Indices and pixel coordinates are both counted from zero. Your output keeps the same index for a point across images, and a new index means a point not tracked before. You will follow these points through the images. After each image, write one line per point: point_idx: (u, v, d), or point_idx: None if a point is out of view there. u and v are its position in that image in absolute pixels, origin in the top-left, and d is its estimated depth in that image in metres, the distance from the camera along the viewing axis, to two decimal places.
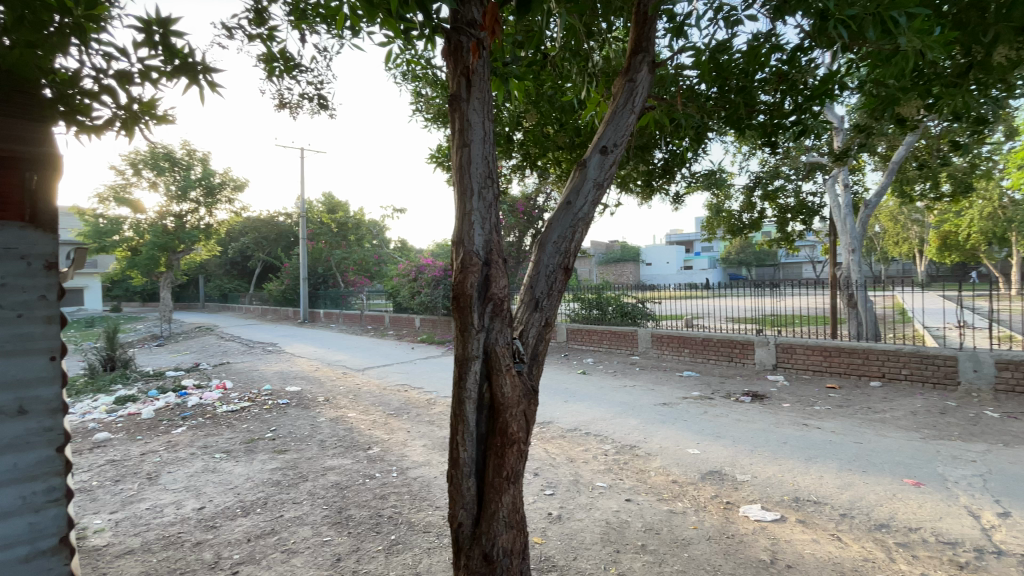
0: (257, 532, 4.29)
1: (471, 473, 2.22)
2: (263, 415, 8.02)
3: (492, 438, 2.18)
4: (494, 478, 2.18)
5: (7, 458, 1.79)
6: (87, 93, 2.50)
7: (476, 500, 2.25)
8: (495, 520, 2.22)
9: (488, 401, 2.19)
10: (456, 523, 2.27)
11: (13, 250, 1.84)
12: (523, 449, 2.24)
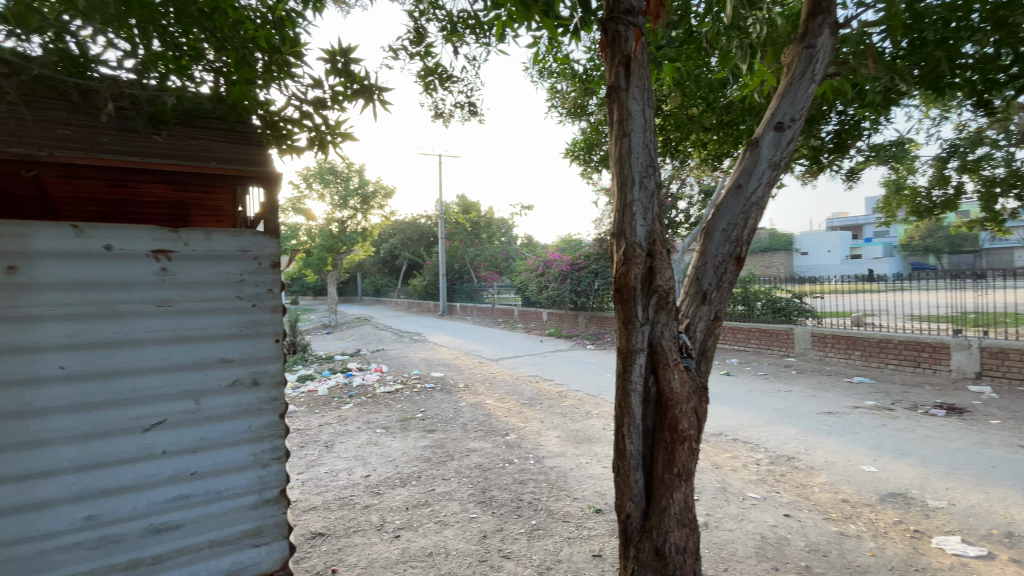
0: (413, 502, 4.78)
1: (638, 466, 2.21)
2: (413, 397, 8.87)
3: (661, 433, 2.14)
4: (664, 474, 2.14)
5: (245, 421, 2.20)
6: (292, 121, 3.10)
7: (645, 494, 2.23)
8: (666, 515, 2.17)
9: (654, 395, 2.16)
10: (624, 515, 2.27)
11: (248, 254, 2.24)
12: (694, 446, 2.17)
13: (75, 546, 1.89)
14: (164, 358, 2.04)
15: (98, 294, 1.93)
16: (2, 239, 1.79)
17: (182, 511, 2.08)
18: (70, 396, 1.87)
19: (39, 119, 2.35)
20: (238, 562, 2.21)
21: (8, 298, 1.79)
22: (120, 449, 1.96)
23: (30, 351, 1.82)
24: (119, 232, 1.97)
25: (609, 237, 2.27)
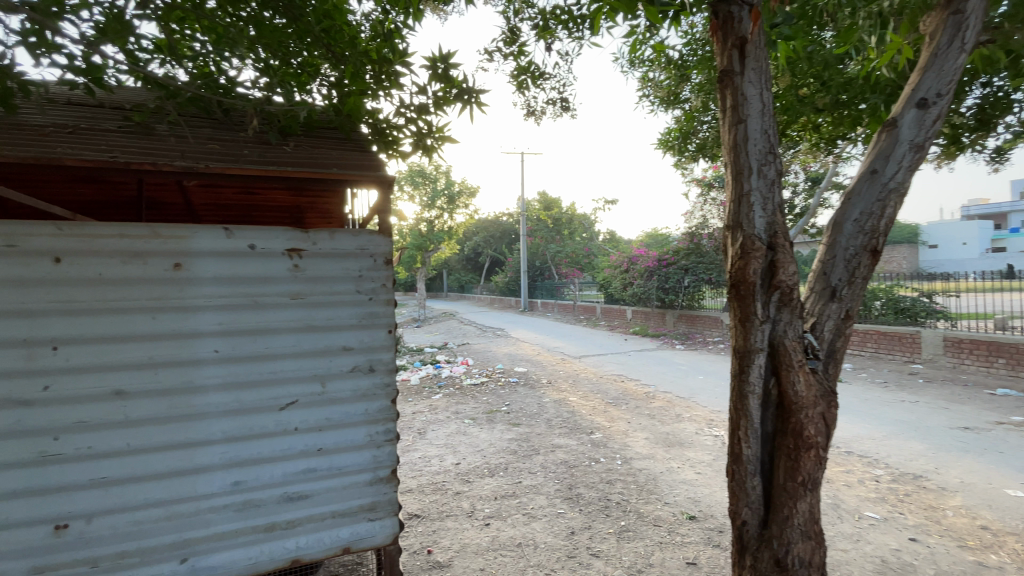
0: (502, 492, 4.90)
1: (756, 473, 2.09)
2: (498, 390, 9.09)
3: (783, 439, 2.01)
4: (786, 482, 2.01)
5: (362, 404, 2.40)
6: (398, 126, 3.31)
7: (763, 502, 2.11)
8: (789, 527, 2.04)
9: (775, 398, 2.04)
10: (739, 522, 2.17)
11: (365, 251, 2.42)
12: (822, 455, 2.02)
13: (225, 507, 2.16)
14: (296, 344, 2.27)
15: (244, 287, 2.20)
16: (172, 241, 2.10)
17: (310, 483, 2.30)
18: (222, 376, 2.15)
19: (194, 137, 2.66)
20: (356, 533, 2.40)
21: (175, 290, 2.10)
22: (261, 424, 2.21)
23: (192, 337, 2.11)
24: (260, 233, 2.22)
25: (723, 229, 2.17)
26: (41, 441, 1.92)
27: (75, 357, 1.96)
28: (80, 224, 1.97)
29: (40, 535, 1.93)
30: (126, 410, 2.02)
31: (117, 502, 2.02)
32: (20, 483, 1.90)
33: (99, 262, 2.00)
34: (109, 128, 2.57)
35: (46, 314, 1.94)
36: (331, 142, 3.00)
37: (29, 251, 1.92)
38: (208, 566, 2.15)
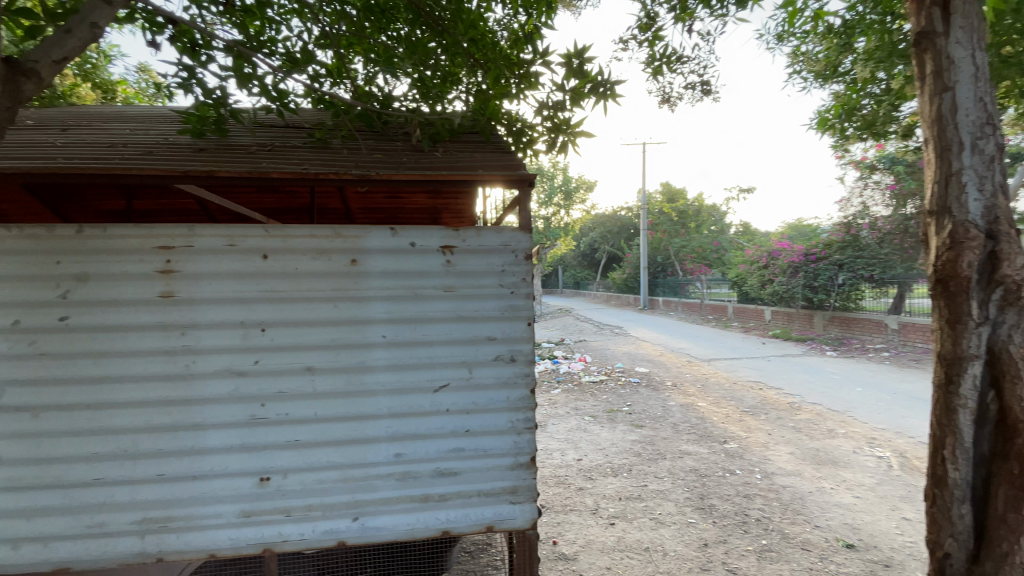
0: (626, 494, 4.79)
1: (965, 499, 2.01)
2: (620, 390, 8.89)
3: (1003, 462, 1.90)
4: (1007, 512, 1.88)
5: (505, 391, 2.52)
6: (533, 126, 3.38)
7: (975, 533, 2.00)
8: (1008, 565, 1.88)
9: (994, 414, 1.94)
10: (943, 553, 2.06)
11: (508, 247, 2.53)
12: None
13: (388, 476, 2.43)
14: (447, 333, 2.47)
15: (405, 281, 2.44)
16: (349, 240, 2.41)
17: (458, 462, 2.49)
18: (387, 359, 2.42)
19: (361, 150, 2.97)
20: (499, 514, 2.54)
21: (351, 283, 2.40)
22: (418, 404, 2.45)
23: (363, 323, 2.41)
24: (419, 231, 2.45)
25: (923, 215, 2.16)
26: (253, 406, 2.34)
27: (277, 338, 2.36)
28: (282, 227, 2.35)
29: (251, 483, 2.34)
30: (314, 384, 2.38)
31: (306, 462, 2.37)
32: (238, 439, 2.33)
33: (295, 258, 2.38)
34: (296, 146, 3.00)
35: (258, 301, 2.35)
36: (476, 146, 3.20)
37: (246, 250, 2.35)
38: (375, 526, 2.43)
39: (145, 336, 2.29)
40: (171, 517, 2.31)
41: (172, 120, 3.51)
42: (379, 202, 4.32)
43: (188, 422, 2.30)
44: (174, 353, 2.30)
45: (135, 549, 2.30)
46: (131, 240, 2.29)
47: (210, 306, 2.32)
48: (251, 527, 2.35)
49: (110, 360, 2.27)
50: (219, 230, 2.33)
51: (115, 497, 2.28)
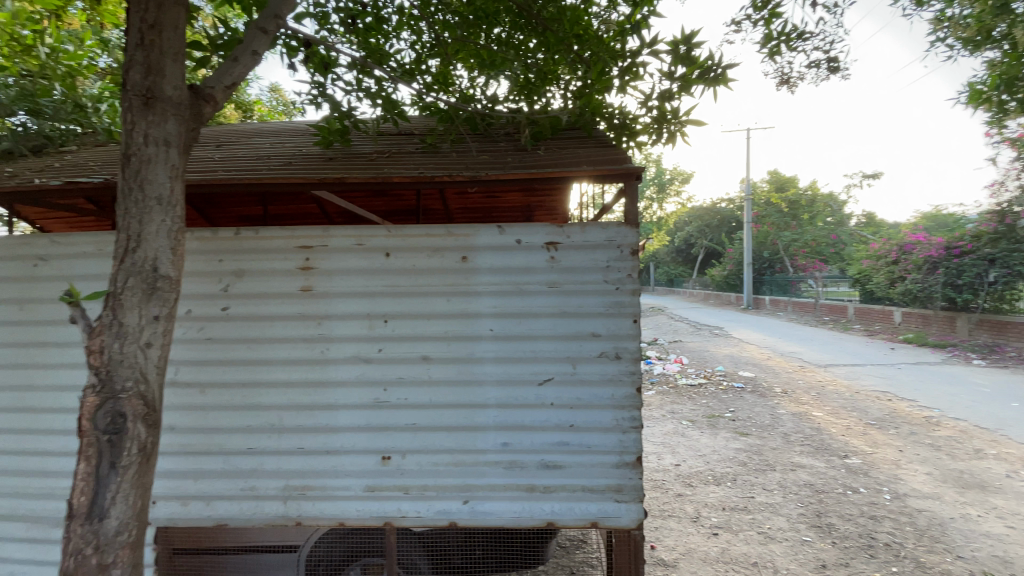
0: (730, 504, 4.53)
1: None
2: (721, 395, 8.39)
3: None
4: None
5: (610, 388, 2.50)
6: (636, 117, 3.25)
7: None
8: None
9: None
10: None
11: (613, 242, 2.49)
12: None
13: (496, 464, 2.52)
14: (552, 328, 2.50)
15: (512, 276, 2.51)
16: (460, 238, 2.53)
17: (563, 455, 2.52)
18: (496, 351, 2.51)
19: (469, 152, 3.09)
20: (604, 511, 2.53)
21: (463, 278, 2.53)
22: (524, 397, 2.51)
23: (473, 317, 2.52)
24: (525, 229, 2.50)
25: None
26: (377, 390, 2.55)
27: (398, 329, 2.55)
28: (401, 227, 2.53)
29: (374, 461, 2.56)
30: (429, 373, 2.54)
31: (422, 445, 2.55)
32: (364, 420, 2.56)
33: (412, 255, 2.55)
34: (410, 151, 3.20)
35: (381, 295, 2.56)
36: (579, 141, 3.20)
37: (371, 248, 2.57)
38: (484, 511, 2.54)
39: (289, 325, 2.59)
40: (308, 486, 2.59)
41: (302, 133, 3.90)
42: (478, 202, 4.47)
43: (322, 402, 2.58)
44: (312, 341, 2.58)
45: (278, 513, 2.60)
46: (277, 241, 2.60)
47: (341, 299, 2.58)
48: (374, 501, 2.57)
49: (262, 345, 2.60)
50: (348, 231, 2.57)
51: (264, 465, 2.61)
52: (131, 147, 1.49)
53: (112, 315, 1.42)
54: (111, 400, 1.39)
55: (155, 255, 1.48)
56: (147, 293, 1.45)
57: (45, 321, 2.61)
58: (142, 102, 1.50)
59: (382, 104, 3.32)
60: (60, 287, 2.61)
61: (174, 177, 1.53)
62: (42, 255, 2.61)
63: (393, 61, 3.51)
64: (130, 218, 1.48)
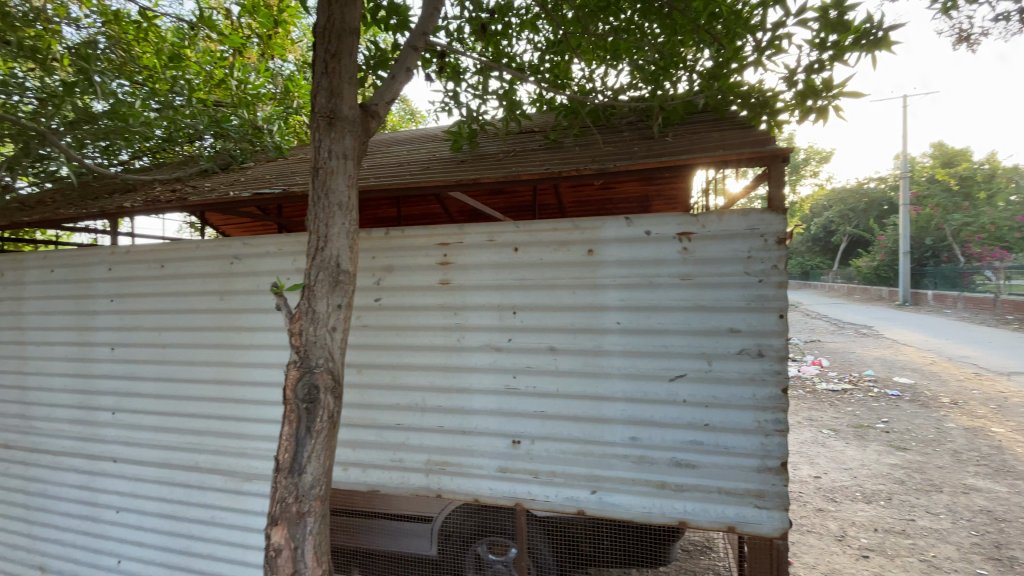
0: (885, 525, 4.01)
1: None
2: (869, 403, 7.40)
3: None
4: None
5: (751, 388, 2.37)
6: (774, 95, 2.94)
7: None
8: None
9: None
10: None
11: (756, 231, 2.34)
12: None
13: (625, 457, 2.52)
14: (686, 322, 2.42)
15: (642, 269, 2.48)
16: (588, 231, 2.55)
17: (698, 454, 2.44)
18: (625, 344, 2.50)
19: (594, 145, 3.08)
20: (742, 516, 2.40)
21: (590, 271, 2.55)
22: (655, 392, 2.48)
23: (602, 309, 2.54)
24: (655, 219, 2.45)
25: None
26: (508, 377, 2.69)
27: (527, 320, 2.66)
28: (530, 223, 2.62)
29: (506, 444, 2.70)
30: (557, 363, 2.61)
31: (551, 432, 2.63)
32: (496, 405, 2.71)
33: (540, 249, 2.63)
34: (534, 148, 3.28)
35: (511, 288, 2.68)
36: (711, 125, 3.07)
37: (502, 244, 2.70)
38: (613, 503, 2.55)
39: (429, 315, 2.84)
40: (447, 462, 2.81)
41: (434, 139, 4.22)
42: (594, 195, 4.44)
43: (458, 386, 2.78)
44: (449, 329, 2.80)
45: (420, 485, 2.85)
46: (418, 239, 2.86)
47: (475, 291, 2.75)
48: (506, 482, 2.71)
49: (406, 332, 2.88)
50: (481, 228, 2.73)
51: (408, 440, 2.88)
52: (319, 161, 1.77)
53: (307, 302, 1.71)
54: (307, 373, 1.66)
55: (337, 253, 1.75)
56: (332, 285, 1.73)
57: (240, 308, 3.16)
58: (327, 122, 1.76)
59: (506, 104, 3.44)
60: (251, 280, 3.14)
61: (351, 185, 1.79)
62: (237, 254, 3.17)
63: (518, 63, 3.64)
64: (319, 221, 1.76)
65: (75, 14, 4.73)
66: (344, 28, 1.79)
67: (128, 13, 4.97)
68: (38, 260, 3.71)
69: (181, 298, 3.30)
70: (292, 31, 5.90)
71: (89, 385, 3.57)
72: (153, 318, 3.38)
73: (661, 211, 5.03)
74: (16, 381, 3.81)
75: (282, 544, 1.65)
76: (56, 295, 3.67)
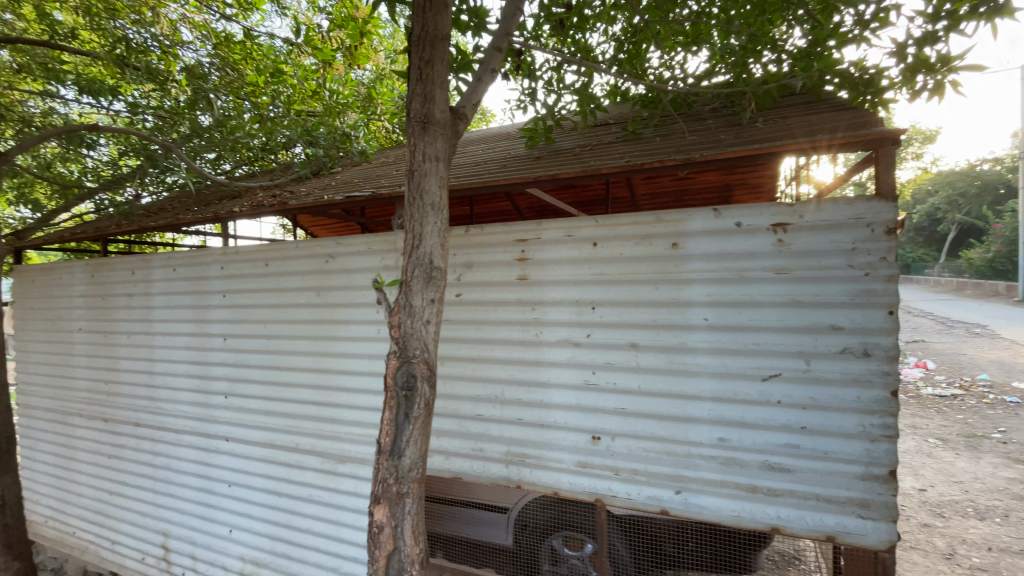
0: (1008, 547, 3.58)
1: None
2: (985, 410, 6.62)
3: None
4: None
5: (855, 390, 2.21)
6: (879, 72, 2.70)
7: None
8: None
9: None
10: None
11: (861, 221, 2.17)
12: None
13: (712, 458, 2.44)
14: (780, 319, 2.30)
15: (731, 263, 2.38)
16: (671, 224, 2.49)
17: (793, 458, 2.31)
18: (712, 341, 2.42)
19: (675, 135, 2.98)
20: (843, 526, 2.25)
21: (674, 266, 2.49)
22: (745, 391, 2.38)
23: (687, 305, 2.47)
24: (747, 210, 2.34)
25: None
26: (587, 373, 2.69)
27: (607, 315, 2.64)
28: (610, 217, 2.60)
29: (586, 440, 2.70)
30: (639, 360, 2.57)
31: (633, 429, 2.59)
32: (575, 400, 2.72)
33: (621, 244, 2.60)
34: (611, 141, 3.22)
35: (590, 283, 2.68)
36: (805, 108, 2.88)
37: (580, 239, 2.70)
38: (699, 504, 2.48)
39: (507, 310, 2.90)
40: (526, 455, 2.86)
41: (509, 137, 4.29)
42: (670, 186, 4.30)
43: (537, 380, 2.82)
44: (528, 324, 2.84)
45: (501, 475, 2.92)
46: (497, 235, 2.92)
47: (553, 286, 2.77)
48: (586, 477, 2.71)
49: (486, 327, 2.96)
50: (560, 224, 2.74)
51: (489, 431, 2.96)
52: (414, 164, 1.88)
53: (404, 297, 1.82)
54: (405, 363, 1.78)
55: (431, 251, 1.85)
56: (426, 281, 1.83)
57: (334, 302, 3.41)
58: (421, 126, 1.86)
59: (581, 99, 3.40)
60: (344, 277, 3.38)
61: (442, 186, 1.89)
62: (330, 253, 3.42)
63: (594, 56, 3.58)
64: (414, 221, 1.87)
65: (189, 39, 5.28)
66: (437, 35, 1.88)
67: (232, 35, 5.47)
68: (163, 260, 4.20)
69: (283, 293, 3.61)
70: (372, 40, 6.23)
71: (205, 371, 3.99)
72: (258, 311, 3.73)
73: (742, 201, 4.79)
74: (146, 366, 4.34)
75: (384, 521, 1.78)
76: (178, 290, 4.13)
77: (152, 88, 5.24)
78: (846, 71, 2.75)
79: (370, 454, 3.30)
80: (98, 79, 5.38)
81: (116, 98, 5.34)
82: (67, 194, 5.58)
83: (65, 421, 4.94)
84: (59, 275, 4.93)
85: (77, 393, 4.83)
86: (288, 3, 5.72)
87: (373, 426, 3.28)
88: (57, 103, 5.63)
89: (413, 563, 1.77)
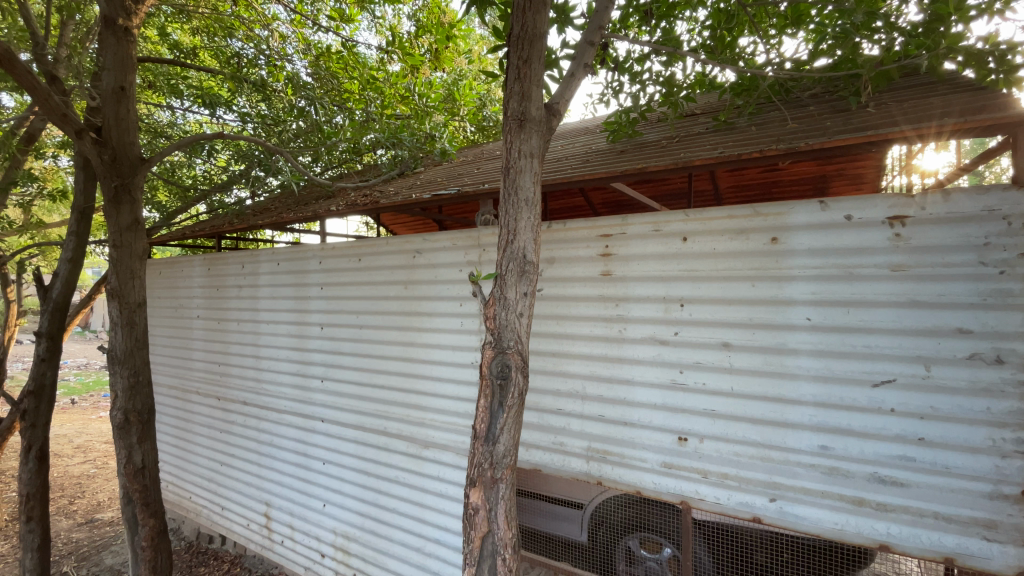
0: None
1: None
2: None
3: None
4: None
5: (983, 400, 2.00)
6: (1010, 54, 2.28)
7: None
8: None
9: None
10: None
11: (995, 213, 1.95)
12: None
13: (812, 466, 2.31)
14: (895, 320, 2.12)
15: (839, 259, 2.24)
16: (771, 218, 2.37)
17: (907, 471, 2.13)
18: (815, 343, 2.29)
19: (769, 124, 2.84)
20: (965, 547, 2.05)
21: (773, 262, 2.37)
22: (851, 397, 2.23)
23: (787, 303, 2.35)
24: (858, 202, 2.19)
25: None
26: (674, 371, 2.63)
27: (695, 313, 2.57)
28: (702, 211, 2.52)
29: (672, 440, 2.64)
30: (731, 360, 2.48)
31: (723, 432, 2.51)
32: (661, 399, 2.67)
33: (713, 239, 2.52)
34: (701, 132, 3.12)
35: (678, 280, 2.62)
36: (923, 90, 2.66)
37: (668, 234, 2.64)
38: (796, 514, 2.36)
39: (590, 306, 2.90)
40: (608, 451, 2.84)
41: (589, 132, 4.26)
42: (758, 179, 4.08)
43: (621, 377, 2.79)
44: (611, 320, 2.83)
45: (581, 470, 2.93)
46: (581, 231, 2.93)
47: (639, 282, 2.74)
48: (671, 478, 2.66)
49: (568, 322, 2.98)
50: (646, 218, 2.71)
51: (570, 426, 2.98)
52: (510, 160, 1.94)
53: (500, 290, 1.89)
54: (501, 353, 1.85)
55: (525, 245, 1.90)
56: (520, 275, 1.89)
57: (422, 295, 3.58)
58: (518, 124, 1.93)
59: (666, 90, 3.32)
60: (430, 271, 3.53)
61: (536, 182, 1.94)
62: (418, 249, 3.59)
63: (682, 45, 3.48)
64: (509, 216, 1.93)
65: (291, 52, 5.75)
66: (535, 34, 1.95)
67: (328, 45, 5.88)
68: (269, 256, 4.60)
69: (374, 286, 3.84)
70: (454, 44, 6.45)
71: (304, 357, 4.34)
72: (352, 303, 3.99)
73: (840, 193, 4.44)
74: (253, 351, 4.79)
75: (480, 504, 1.86)
76: (281, 283, 4.52)
77: (259, 98, 5.77)
78: (968, 45, 2.30)
79: (453, 442, 3.43)
80: (213, 92, 6.00)
81: (228, 108, 5.93)
82: (186, 196, 6.26)
83: (184, 398, 5.57)
84: (180, 268, 5.54)
85: (195, 373, 5.42)
86: (378, 13, 6.05)
87: (457, 415, 3.41)
88: (178, 114, 6.33)
89: (507, 546, 1.85)
